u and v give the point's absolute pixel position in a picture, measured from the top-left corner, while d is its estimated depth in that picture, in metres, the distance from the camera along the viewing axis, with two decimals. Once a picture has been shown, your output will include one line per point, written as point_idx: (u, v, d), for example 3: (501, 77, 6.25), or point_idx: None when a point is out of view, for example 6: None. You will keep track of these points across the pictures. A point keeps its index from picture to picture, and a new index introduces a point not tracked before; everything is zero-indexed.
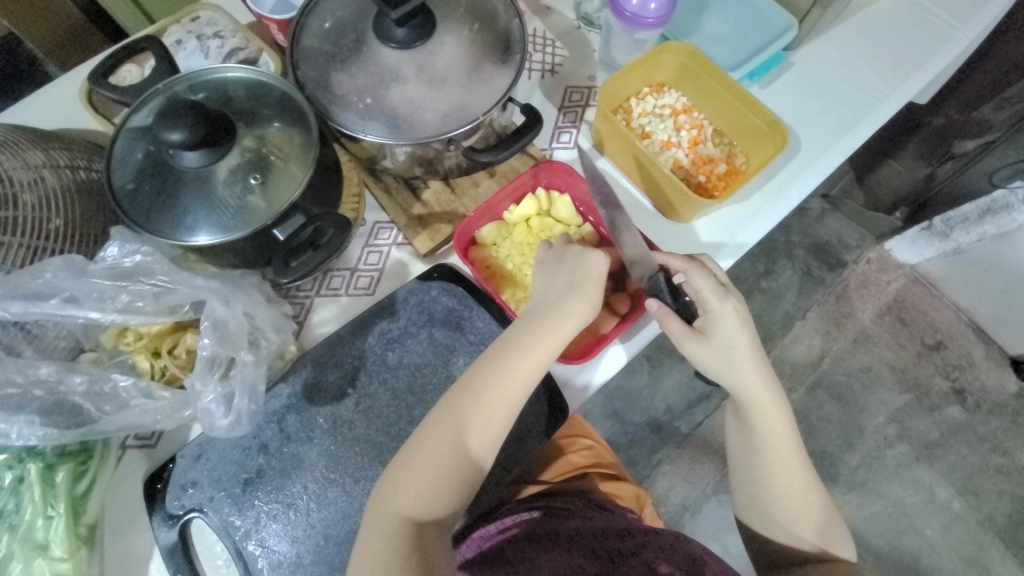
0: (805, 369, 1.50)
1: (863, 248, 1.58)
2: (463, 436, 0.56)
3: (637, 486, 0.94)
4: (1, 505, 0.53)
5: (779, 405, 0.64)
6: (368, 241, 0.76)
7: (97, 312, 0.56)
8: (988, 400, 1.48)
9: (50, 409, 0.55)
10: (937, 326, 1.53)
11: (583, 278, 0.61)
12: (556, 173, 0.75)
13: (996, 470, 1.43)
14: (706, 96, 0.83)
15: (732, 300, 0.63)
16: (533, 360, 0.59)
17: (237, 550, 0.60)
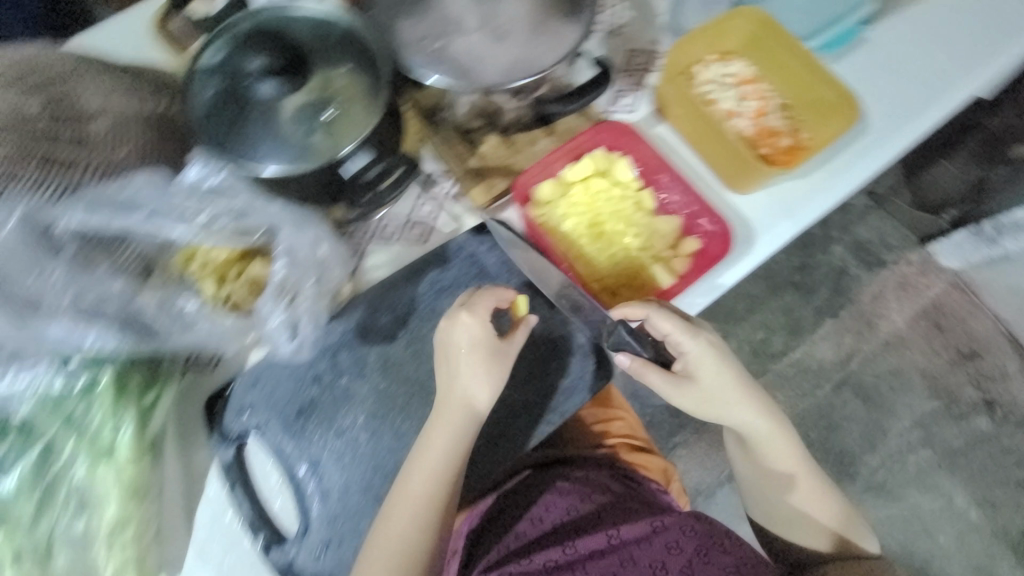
0: (834, 367, 1.39)
1: (903, 250, 1.42)
2: (408, 526, 0.58)
3: (665, 459, 0.92)
4: (76, 406, 0.56)
5: (771, 419, 0.67)
6: (423, 191, 0.76)
7: (179, 228, 0.58)
8: (1016, 417, 1.34)
9: (125, 322, 0.57)
10: (974, 334, 1.38)
11: (472, 360, 0.60)
12: (616, 135, 0.75)
13: (1018, 484, 1.32)
14: (773, 65, 0.80)
15: (708, 336, 0.65)
16: (442, 446, 0.59)
17: (290, 472, 0.63)
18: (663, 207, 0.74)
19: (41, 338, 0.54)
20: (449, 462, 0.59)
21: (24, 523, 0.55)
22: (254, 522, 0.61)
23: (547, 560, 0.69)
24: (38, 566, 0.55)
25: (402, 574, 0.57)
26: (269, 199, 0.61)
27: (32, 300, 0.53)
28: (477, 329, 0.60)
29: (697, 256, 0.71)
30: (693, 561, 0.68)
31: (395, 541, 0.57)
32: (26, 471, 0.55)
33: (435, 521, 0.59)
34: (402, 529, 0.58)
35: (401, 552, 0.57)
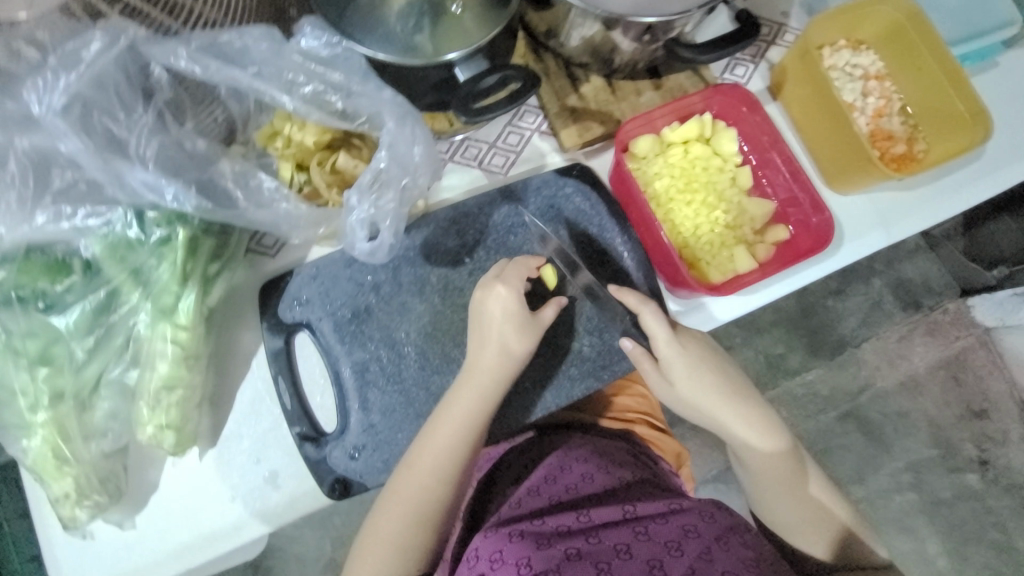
0: (843, 395, 1.17)
1: (942, 298, 1.19)
2: (424, 487, 0.56)
3: (680, 444, 0.82)
4: (145, 260, 0.55)
5: (758, 420, 0.62)
6: (512, 120, 0.71)
7: (286, 96, 0.55)
8: (1007, 480, 1.17)
9: (204, 186, 0.55)
10: (987, 393, 1.18)
11: (499, 333, 0.58)
12: (732, 102, 0.68)
13: (991, 545, 1.16)
14: (909, 64, 0.74)
15: (689, 340, 0.61)
16: (460, 415, 0.57)
17: (335, 372, 0.62)
18: (759, 188, 0.70)
19: (121, 182, 0.51)
20: (465, 430, 0.57)
21: (72, 363, 0.54)
22: (294, 414, 0.60)
23: (558, 524, 0.57)
24: (77, 410, 0.55)
25: (414, 533, 0.56)
26: (382, 85, 0.55)
27: (119, 140, 0.51)
28: (507, 302, 0.58)
29: (782, 246, 0.68)
30: (713, 548, 0.54)
31: (408, 503, 0.56)
32: (86, 312, 0.54)
33: (451, 490, 0.57)
34: (415, 492, 0.56)
35: (412, 512, 0.56)
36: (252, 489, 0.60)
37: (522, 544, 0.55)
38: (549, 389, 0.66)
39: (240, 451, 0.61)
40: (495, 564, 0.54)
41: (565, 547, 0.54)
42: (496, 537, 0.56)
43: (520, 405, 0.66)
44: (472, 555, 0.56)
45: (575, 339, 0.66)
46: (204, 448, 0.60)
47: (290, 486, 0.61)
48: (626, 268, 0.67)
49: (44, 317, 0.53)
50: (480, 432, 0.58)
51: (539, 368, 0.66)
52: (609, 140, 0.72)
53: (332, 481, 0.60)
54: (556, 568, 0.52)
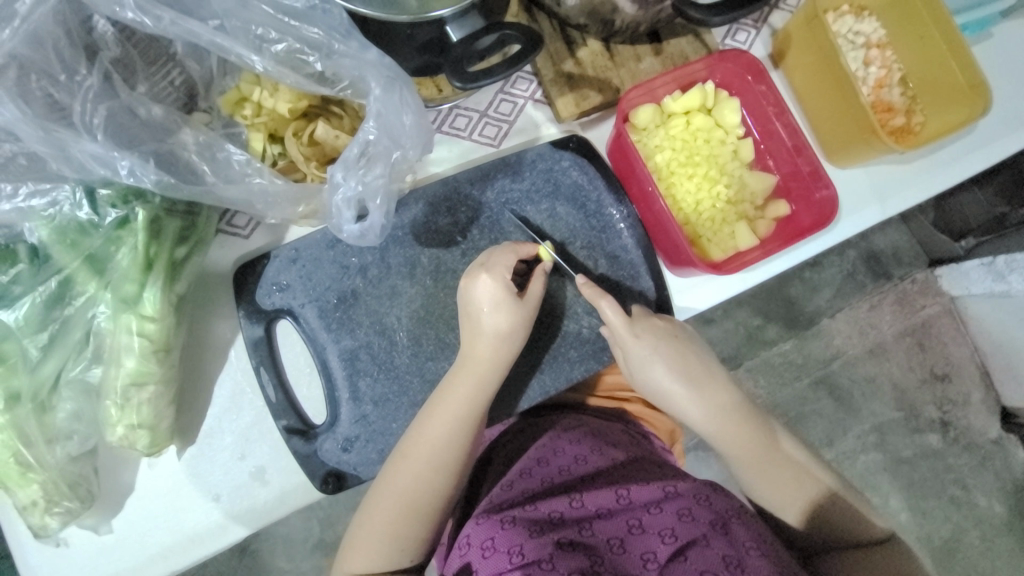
0: (816, 362, 1.18)
1: (912, 268, 1.21)
2: (420, 475, 0.54)
3: (674, 421, 0.79)
4: (101, 244, 0.49)
5: (717, 399, 0.61)
6: (504, 87, 0.66)
7: (254, 56, 0.47)
8: (966, 439, 1.22)
9: (165, 159, 0.48)
10: (950, 359, 1.21)
11: (494, 321, 0.54)
12: (738, 71, 0.65)
13: (948, 499, 1.21)
14: (912, 31, 0.72)
15: (645, 328, 0.60)
16: (456, 405, 0.55)
17: (322, 362, 0.58)
18: (760, 162, 0.68)
19: (66, 155, 0.45)
20: (461, 422, 0.55)
21: (27, 362, 0.49)
22: (280, 407, 0.57)
23: (551, 510, 0.55)
24: (36, 412, 0.50)
25: (410, 526, 0.54)
26: (366, 44, 0.47)
27: (58, 103, 0.45)
28: (497, 290, 0.54)
29: (782, 222, 0.67)
30: (710, 533, 0.54)
31: (402, 497, 0.54)
32: (37, 305, 0.49)
33: (448, 482, 0.55)
34: (410, 485, 0.54)
35: (408, 505, 0.54)
36: (238, 485, 0.57)
37: (514, 531, 0.52)
38: (547, 373, 0.64)
39: (223, 447, 0.57)
40: (486, 552, 0.52)
41: (558, 536, 0.53)
42: (487, 524, 0.54)
43: (519, 389, 0.64)
44: (463, 543, 0.54)
45: (574, 321, 0.64)
46: (182, 446, 0.56)
47: (280, 481, 0.58)
48: (626, 246, 0.65)
49: None
50: (478, 423, 0.56)
51: (537, 351, 0.64)
52: (606, 110, 0.68)
53: (325, 475, 0.57)
54: (550, 558, 0.50)
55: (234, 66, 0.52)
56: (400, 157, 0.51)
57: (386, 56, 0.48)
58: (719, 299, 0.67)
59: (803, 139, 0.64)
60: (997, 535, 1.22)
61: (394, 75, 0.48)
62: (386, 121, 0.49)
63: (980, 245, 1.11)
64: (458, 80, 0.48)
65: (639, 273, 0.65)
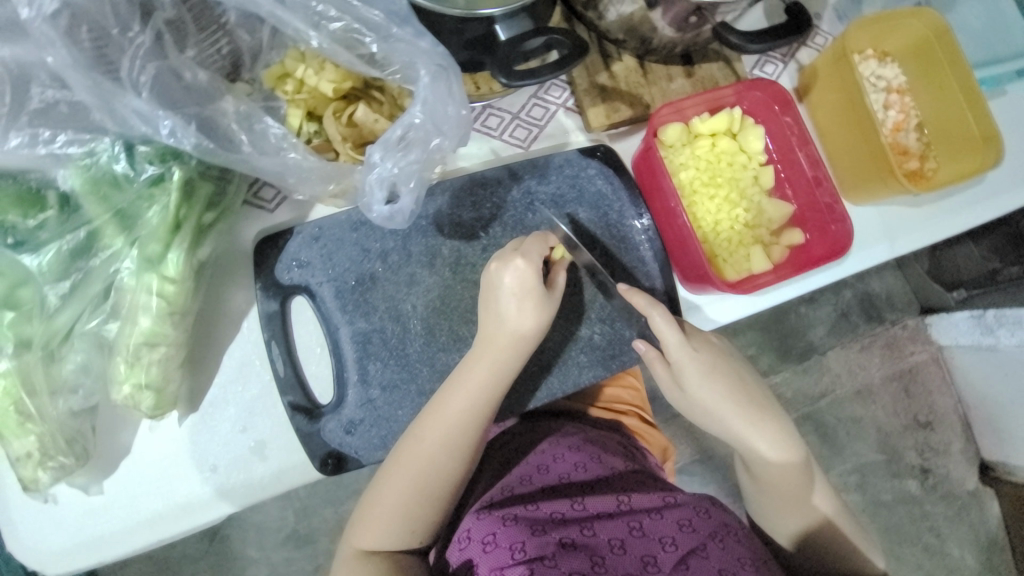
0: (804, 397, 1.19)
1: (902, 316, 1.23)
2: (428, 463, 0.53)
3: (667, 438, 0.80)
4: (133, 201, 0.49)
5: (772, 430, 0.61)
6: (538, 92, 0.68)
7: (312, 32, 0.49)
8: (944, 488, 1.23)
9: (205, 123, 0.49)
10: (934, 407, 1.23)
11: (518, 309, 0.54)
12: (766, 100, 0.67)
13: (922, 546, 1.22)
14: (930, 82, 0.74)
15: (700, 344, 0.61)
16: (473, 391, 0.54)
17: (334, 341, 0.58)
18: (779, 190, 0.70)
19: (111, 107, 0.45)
20: (478, 408, 0.54)
21: (42, 309, 0.49)
22: (287, 382, 0.56)
23: (553, 511, 0.55)
24: (44, 361, 0.49)
25: (422, 509, 0.54)
26: (420, 31, 0.48)
27: (107, 57, 0.44)
28: (529, 279, 0.54)
29: (795, 250, 0.68)
30: (707, 545, 0.55)
31: (414, 481, 0.54)
32: (62, 254, 0.49)
33: (462, 467, 0.55)
34: (423, 469, 0.54)
35: (414, 492, 0.54)
36: (235, 459, 0.56)
37: (516, 529, 0.52)
38: (555, 375, 0.64)
39: (225, 418, 0.56)
40: (487, 548, 0.52)
41: (560, 536, 0.52)
42: (490, 519, 0.54)
43: (524, 388, 0.64)
44: (463, 537, 0.54)
45: (585, 326, 0.65)
46: (184, 413, 0.56)
47: (278, 457, 0.57)
48: (643, 258, 0.66)
49: (11, 254, 0.48)
50: (489, 414, 0.55)
51: (545, 353, 0.64)
52: (635, 124, 0.69)
53: (324, 455, 0.57)
54: (552, 556, 0.51)
55: (281, 42, 0.53)
56: (440, 146, 0.52)
57: (439, 45, 0.49)
58: (739, 317, 0.69)
59: (824, 172, 0.66)
60: None
61: (446, 65, 0.49)
62: (433, 109, 0.50)
63: (971, 296, 1.12)
64: (504, 79, 0.50)
65: (653, 286, 0.66)
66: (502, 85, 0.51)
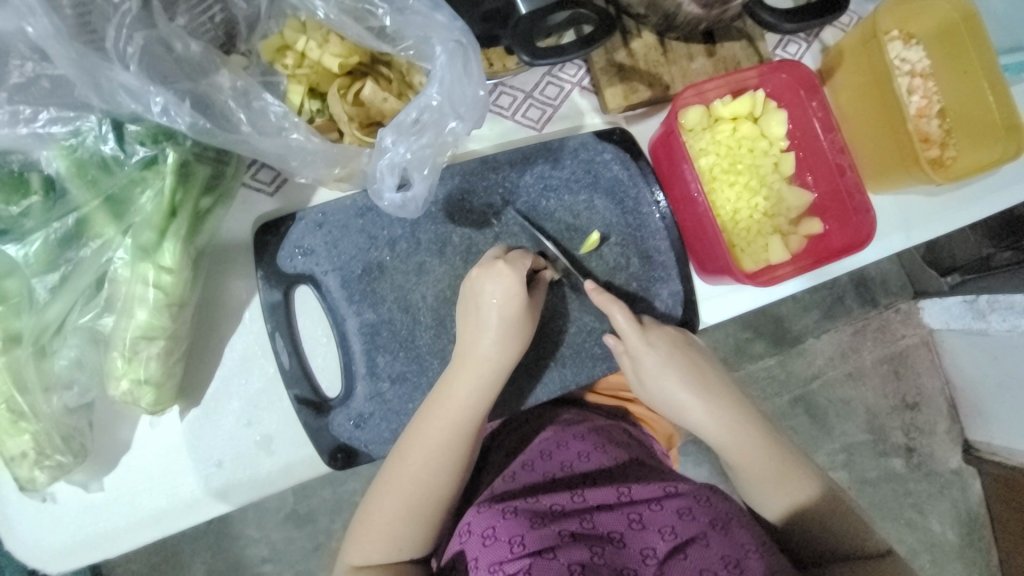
0: (797, 380, 1.20)
1: (898, 298, 1.23)
2: (418, 476, 0.52)
3: (672, 425, 0.78)
4: (124, 185, 0.46)
5: (734, 411, 0.61)
6: (552, 70, 0.64)
7: (320, 2, 0.46)
8: (928, 466, 1.27)
9: (201, 100, 0.45)
10: (923, 389, 1.25)
11: (499, 318, 0.53)
12: (791, 83, 0.64)
13: (905, 522, 1.26)
14: (955, 66, 0.71)
15: (659, 335, 0.60)
16: (455, 405, 0.53)
17: (340, 333, 0.56)
18: (800, 177, 0.67)
19: (96, 83, 0.41)
20: (460, 424, 0.53)
21: (31, 303, 0.46)
22: (292, 374, 0.54)
23: (552, 503, 0.54)
24: (35, 355, 0.47)
25: (410, 525, 0.53)
26: (438, 3, 0.44)
27: (90, 25, 0.41)
28: (510, 284, 0.53)
29: (815, 239, 0.66)
30: (709, 533, 0.54)
31: (400, 496, 0.52)
32: (50, 244, 0.45)
33: (447, 482, 0.53)
34: (407, 485, 0.52)
35: (408, 506, 0.53)
36: (239, 453, 0.54)
37: (516, 522, 0.52)
38: (568, 367, 0.63)
39: (228, 412, 0.54)
40: (487, 541, 0.52)
41: (560, 529, 0.52)
42: (490, 512, 0.53)
43: (536, 381, 0.63)
44: (464, 530, 0.53)
45: (597, 316, 0.63)
46: (186, 407, 0.54)
47: (285, 451, 0.56)
48: (660, 247, 0.64)
49: None
50: (477, 423, 0.54)
51: (556, 344, 0.63)
52: (653, 106, 0.66)
53: (333, 450, 0.56)
54: (552, 548, 0.50)
55: (280, 9, 0.49)
56: (455, 129, 0.48)
57: (457, 19, 0.45)
58: (746, 309, 0.67)
59: (847, 160, 0.64)
60: (946, 560, 1.28)
61: (465, 41, 0.45)
62: (450, 89, 0.46)
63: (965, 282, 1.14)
64: (523, 53, 0.46)
65: (669, 276, 0.64)
66: (522, 60, 0.47)
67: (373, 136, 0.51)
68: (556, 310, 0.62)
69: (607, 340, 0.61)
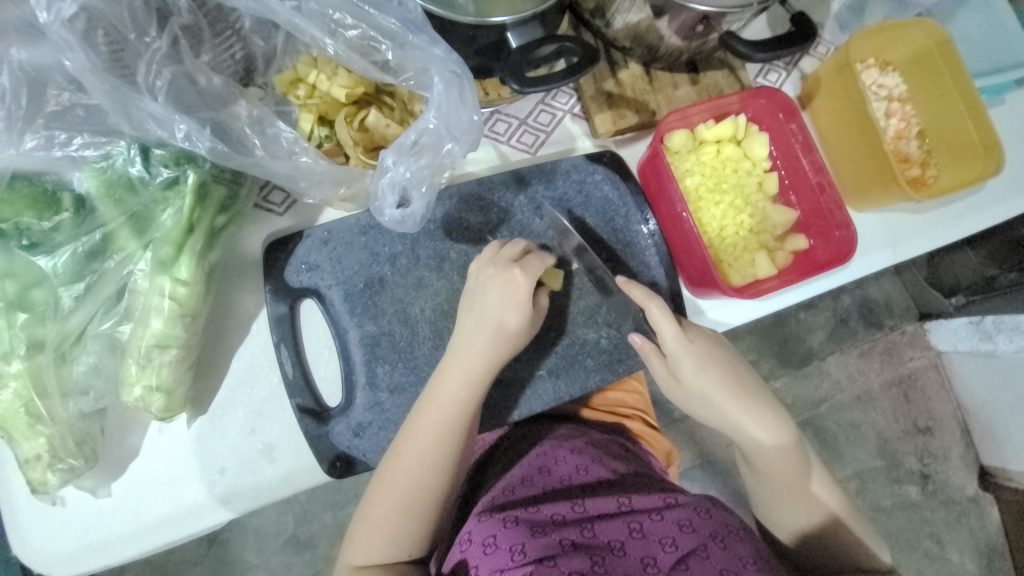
0: (803, 403, 1.19)
1: (903, 320, 1.23)
2: (414, 475, 0.54)
3: (672, 442, 0.79)
4: (147, 204, 0.50)
5: (764, 420, 0.61)
6: (545, 98, 0.68)
7: (327, 40, 0.50)
8: (943, 494, 1.24)
9: (219, 127, 0.49)
10: (933, 413, 1.24)
11: (492, 319, 0.55)
12: (770, 107, 0.68)
13: (922, 552, 1.22)
14: (930, 92, 0.75)
15: (696, 335, 0.61)
16: (447, 403, 0.54)
17: (342, 345, 0.59)
18: (784, 196, 0.70)
19: (127, 111, 0.46)
20: (453, 422, 0.54)
21: (55, 311, 0.49)
22: (296, 384, 0.56)
23: (552, 513, 0.55)
24: (56, 362, 0.50)
25: (406, 521, 0.54)
26: (435, 38, 0.49)
27: (123, 61, 0.45)
28: (502, 288, 0.56)
29: (800, 255, 0.69)
30: (709, 545, 0.54)
31: (396, 492, 0.54)
32: (77, 256, 0.49)
33: (442, 478, 0.54)
34: (403, 481, 0.54)
35: (405, 505, 0.54)
36: (244, 462, 0.56)
37: (516, 531, 0.52)
38: (562, 379, 0.65)
39: (234, 420, 0.57)
40: (488, 550, 0.52)
41: (561, 538, 0.52)
42: (490, 522, 0.53)
43: (531, 392, 0.64)
44: (464, 539, 0.54)
45: (592, 330, 0.65)
46: (193, 415, 0.56)
47: (287, 460, 0.57)
48: (649, 263, 0.66)
49: (26, 256, 0.48)
50: (469, 420, 0.55)
51: (552, 357, 0.65)
52: (641, 131, 0.70)
53: (333, 458, 0.57)
54: (552, 557, 0.51)
55: (295, 47, 0.54)
56: (451, 151, 0.52)
57: (452, 52, 0.49)
58: (738, 322, 0.69)
59: (827, 178, 0.67)
60: None
61: (460, 72, 0.49)
62: (446, 115, 0.50)
63: (970, 303, 1.12)
64: (515, 84, 0.51)
65: (659, 290, 0.66)
66: (514, 90, 0.51)
67: (376, 159, 0.55)
68: (550, 323, 0.65)
69: (639, 339, 0.61)
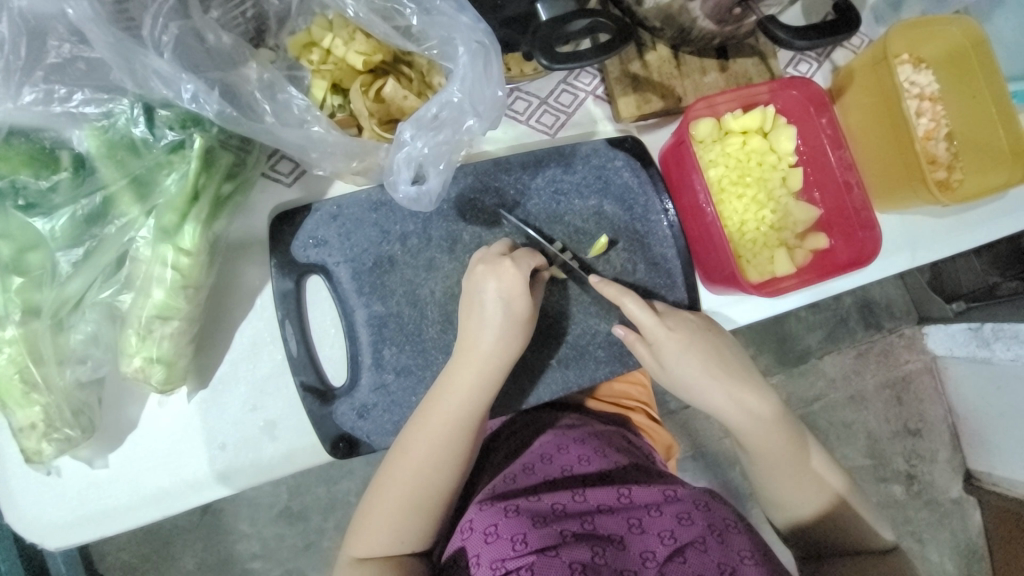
0: (798, 401, 1.19)
1: (900, 324, 1.22)
2: (418, 470, 0.53)
3: (673, 437, 0.78)
4: (150, 167, 0.47)
5: (755, 399, 0.61)
6: (567, 78, 0.65)
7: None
8: (928, 494, 1.25)
9: (230, 91, 0.47)
10: (925, 416, 1.24)
11: (503, 314, 0.54)
12: (801, 100, 0.65)
13: None
14: (963, 92, 0.72)
15: (677, 321, 0.60)
16: (455, 399, 0.53)
17: (348, 324, 0.57)
18: (807, 192, 0.68)
19: (131, 67, 0.43)
20: (461, 417, 0.53)
21: (53, 277, 0.48)
22: (300, 362, 0.55)
23: (553, 503, 0.55)
24: (53, 328, 0.48)
25: (411, 519, 0.53)
26: (463, 5, 0.46)
27: (127, 13, 0.42)
28: (516, 283, 0.54)
29: (820, 255, 0.67)
30: (706, 537, 0.53)
31: (403, 490, 0.53)
32: (76, 220, 0.47)
33: (450, 476, 0.54)
34: (411, 479, 0.53)
35: (411, 500, 0.53)
36: (244, 437, 0.55)
37: (517, 520, 0.52)
38: (571, 369, 0.63)
39: (235, 396, 0.55)
40: (489, 538, 0.51)
41: (561, 528, 0.52)
42: (491, 510, 0.53)
43: (538, 381, 0.63)
44: (466, 527, 0.53)
45: (601, 320, 0.64)
46: (194, 388, 0.55)
47: (288, 438, 0.56)
48: (666, 255, 0.65)
49: (22, 217, 0.46)
50: (478, 417, 0.54)
51: (559, 347, 0.63)
52: (665, 117, 0.68)
53: (336, 438, 0.56)
54: (554, 546, 0.50)
55: (308, 7, 0.51)
56: (472, 128, 0.49)
57: (481, 21, 0.46)
58: (754, 319, 0.68)
59: (854, 177, 0.65)
60: None
61: (487, 43, 0.47)
62: (470, 87, 0.48)
63: (971, 309, 1.11)
64: (545, 58, 0.48)
65: (674, 283, 0.65)
66: (545, 65, 0.48)
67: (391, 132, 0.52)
68: (560, 312, 0.63)
69: (620, 330, 0.61)
